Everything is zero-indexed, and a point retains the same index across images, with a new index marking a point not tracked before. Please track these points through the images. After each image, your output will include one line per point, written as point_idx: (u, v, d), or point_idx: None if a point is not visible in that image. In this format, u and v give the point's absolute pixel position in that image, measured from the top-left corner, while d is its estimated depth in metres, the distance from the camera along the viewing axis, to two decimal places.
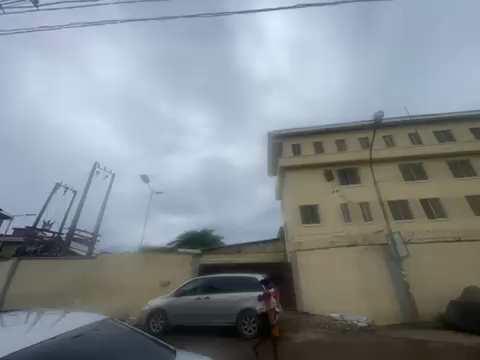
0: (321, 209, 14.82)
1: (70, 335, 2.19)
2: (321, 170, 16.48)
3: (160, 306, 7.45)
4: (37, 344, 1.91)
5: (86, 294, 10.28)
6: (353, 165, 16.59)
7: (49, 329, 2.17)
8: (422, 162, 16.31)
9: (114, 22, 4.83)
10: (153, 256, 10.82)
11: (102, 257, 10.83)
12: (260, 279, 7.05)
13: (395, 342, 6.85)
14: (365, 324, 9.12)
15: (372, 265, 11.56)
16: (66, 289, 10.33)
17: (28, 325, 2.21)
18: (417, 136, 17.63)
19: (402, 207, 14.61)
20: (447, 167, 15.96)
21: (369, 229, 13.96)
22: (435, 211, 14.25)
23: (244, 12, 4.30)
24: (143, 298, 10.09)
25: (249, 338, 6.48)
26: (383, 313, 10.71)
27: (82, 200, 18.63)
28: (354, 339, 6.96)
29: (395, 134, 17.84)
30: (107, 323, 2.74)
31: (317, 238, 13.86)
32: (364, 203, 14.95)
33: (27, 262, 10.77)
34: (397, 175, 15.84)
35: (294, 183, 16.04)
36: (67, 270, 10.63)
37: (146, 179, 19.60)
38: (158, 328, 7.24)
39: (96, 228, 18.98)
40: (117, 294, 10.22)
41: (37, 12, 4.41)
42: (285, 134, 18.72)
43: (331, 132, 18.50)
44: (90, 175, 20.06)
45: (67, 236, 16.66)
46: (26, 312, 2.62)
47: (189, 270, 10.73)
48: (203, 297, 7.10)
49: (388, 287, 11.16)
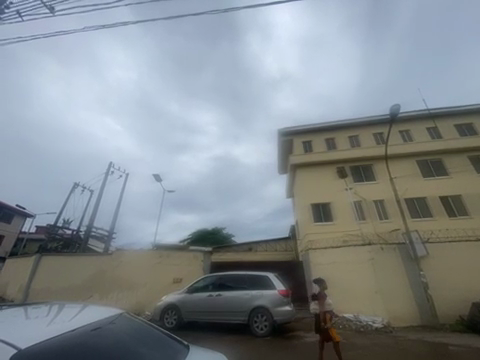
0: (334, 207, 14.46)
1: (89, 329, 2.25)
2: (333, 167, 16.06)
3: (173, 302, 7.59)
4: (58, 336, 1.97)
5: (103, 290, 10.64)
6: (367, 161, 16.09)
7: (69, 322, 2.24)
8: (442, 157, 15.50)
9: (125, 24, 5.03)
10: (166, 253, 11.04)
11: (117, 254, 11.19)
12: (271, 278, 7.02)
13: (412, 344, 6.59)
14: (381, 325, 8.74)
15: (388, 264, 11.13)
16: (85, 284, 10.76)
17: (49, 317, 2.29)
18: (436, 130, 16.79)
19: (419, 205, 13.99)
20: (470, 162, 15.06)
21: (384, 227, 13.54)
22: (456, 209, 13.58)
23: (253, 6, 4.58)
24: (156, 295, 10.33)
25: (261, 336, 6.47)
26: (400, 315, 10.31)
27: (99, 199, 19.34)
28: (369, 341, 6.78)
29: (412, 129, 17.05)
30: (124, 318, 2.80)
31: (329, 237, 13.59)
32: (379, 201, 14.47)
33: (48, 259, 11.33)
34: (415, 171, 15.16)
35: (305, 181, 15.77)
36: (85, 266, 11.08)
37: (158, 178, 20.05)
38: (172, 323, 7.39)
39: (111, 226, 19.68)
40: (132, 290, 10.53)
41: (54, 17, 5.02)
42: (295, 131, 18.41)
43: (344, 128, 17.99)
44: (106, 175, 20.75)
45: (85, 233, 17.42)
46: (47, 306, 2.73)
47: (201, 267, 10.87)
48: (215, 294, 7.16)
49: (405, 287, 10.75)
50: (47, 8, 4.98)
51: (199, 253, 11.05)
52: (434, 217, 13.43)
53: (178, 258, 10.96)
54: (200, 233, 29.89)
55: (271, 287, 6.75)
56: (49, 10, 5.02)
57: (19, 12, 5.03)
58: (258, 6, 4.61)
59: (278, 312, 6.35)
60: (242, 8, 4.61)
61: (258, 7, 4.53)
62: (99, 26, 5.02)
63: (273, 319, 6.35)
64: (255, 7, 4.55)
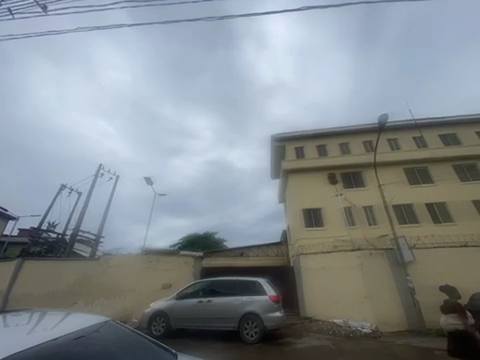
0: (325, 212, 14.72)
1: (72, 337, 2.18)
2: (324, 173, 16.39)
3: (161, 309, 7.41)
4: (40, 344, 1.90)
5: (88, 296, 10.27)
6: (356, 168, 16.48)
7: (51, 330, 2.15)
8: (427, 165, 16.12)
9: (120, 25, 4.99)
10: (155, 258, 10.80)
11: (105, 258, 10.87)
12: (262, 284, 6.96)
13: (399, 348, 6.74)
14: (370, 331, 8.83)
15: (376, 269, 11.34)
16: (69, 289, 10.38)
17: (29, 325, 2.20)
18: (422, 139, 17.47)
19: (407, 212, 14.42)
20: (453, 170, 15.71)
21: (373, 233, 13.82)
22: (440, 215, 14.07)
23: (249, 15, 4.68)
24: (144, 302, 10.03)
25: (251, 343, 6.40)
26: (387, 319, 10.42)
27: (87, 201, 18.77)
28: (357, 346, 6.85)
29: (399, 137, 17.71)
30: (109, 325, 2.73)
31: (320, 242, 13.69)
32: (368, 207, 14.78)
33: (30, 264, 10.82)
34: (402, 179, 15.66)
35: (297, 186, 15.95)
36: (70, 271, 10.68)
37: (149, 181, 19.75)
38: (159, 331, 7.19)
39: (99, 230, 19.08)
40: (119, 295, 10.23)
41: (45, 14, 4.93)
42: (287, 137, 18.72)
43: (335, 135, 18.45)
44: (94, 177, 20.18)
45: (71, 236, 16.80)
46: (29, 313, 2.63)
47: (190, 273, 10.56)
48: (205, 300, 7.05)
49: (392, 292, 10.92)
50: (40, 6, 4.85)
51: (189, 259, 10.84)
52: (420, 223, 13.87)
53: (167, 263, 10.74)
54: (191, 238, 29.42)
55: (262, 292, 6.71)
56: (42, 9, 4.96)
57: (10, 9, 4.79)
58: (255, 15, 4.66)
59: (268, 318, 6.32)
60: (239, 16, 4.71)
61: (253, 15, 4.64)
62: (94, 28, 4.97)
63: (264, 325, 6.31)
64: (250, 16, 4.67)
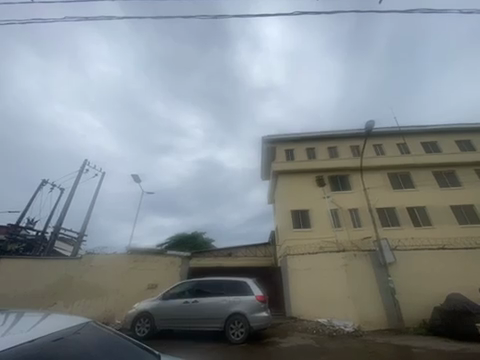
0: (312, 214, 15.02)
1: (50, 339, 2.10)
2: (312, 175, 16.74)
3: (146, 310, 7.26)
4: (16, 346, 1.83)
5: (69, 296, 9.89)
6: (344, 172, 16.97)
7: (26, 332, 2.05)
8: (410, 171, 16.85)
9: (111, 18, 4.85)
10: (140, 258, 10.58)
11: (88, 257, 10.51)
12: (249, 284, 6.99)
13: (379, 346, 7.02)
14: (352, 330, 9.13)
15: (359, 270, 11.73)
16: (48, 289, 9.95)
17: (4, 327, 2.09)
18: (405, 146, 18.25)
19: (389, 215, 15.02)
20: (433, 177, 16.53)
21: (357, 235, 14.27)
22: (420, 219, 14.76)
23: (243, 16, 4.69)
24: (128, 303, 9.81)
25: (236, 344, 6.43)
26: (369, 319, 10.78)
27: (70, 198, 18.11)
28: (340, 344, 7.05)
29: (384, 143, 18.42)
30: (90, 327, 2.65)
31: (307, 243, 13.96)
32: (353, 210, 15.26)
33: (5, 262, 10.21)
34: (386, 183, 16.30)
35: (286, 188, 16.18)
36: (50, 270, 10.25)
37: (137, 178, 19.29)
38: (144, 332, 7.05)
39: (82, 228, 18.42)
40: (102, 296, 9.92)
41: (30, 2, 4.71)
42: (278, 139, 18.95)
43: (324, 139, 18.90)
44: (79, 172, 19.55)
45: (52, 234, 16.10)
46: (4, 314, 2.51)
47: (176, 273, 10.44)
48: (191, 300, 6.99)
49: (374, 292, 11.31)
50: None
51: (176, 259, 10.71)
52: (402, 226, 14.48)
53: (154, 263, 10.56)
54: (179, 237, 28.98)
55: (249, 293, 6.76)
56: None
57: None
58: (249, 16, 4.69)
59: (254, 318, 6.38)
60: (234, 16, 4.73)
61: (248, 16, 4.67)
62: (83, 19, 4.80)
63: (249, 325, 6.36)
64: (244, 17, 4.68)
